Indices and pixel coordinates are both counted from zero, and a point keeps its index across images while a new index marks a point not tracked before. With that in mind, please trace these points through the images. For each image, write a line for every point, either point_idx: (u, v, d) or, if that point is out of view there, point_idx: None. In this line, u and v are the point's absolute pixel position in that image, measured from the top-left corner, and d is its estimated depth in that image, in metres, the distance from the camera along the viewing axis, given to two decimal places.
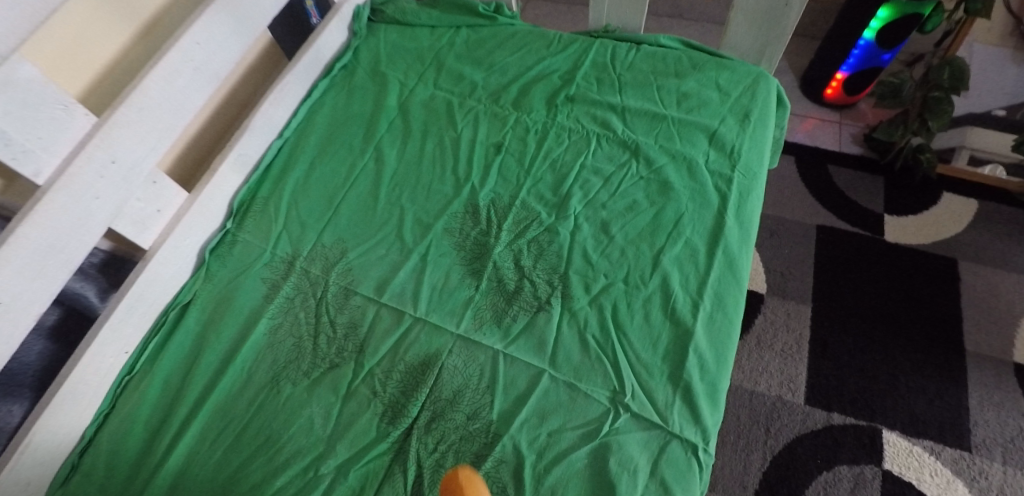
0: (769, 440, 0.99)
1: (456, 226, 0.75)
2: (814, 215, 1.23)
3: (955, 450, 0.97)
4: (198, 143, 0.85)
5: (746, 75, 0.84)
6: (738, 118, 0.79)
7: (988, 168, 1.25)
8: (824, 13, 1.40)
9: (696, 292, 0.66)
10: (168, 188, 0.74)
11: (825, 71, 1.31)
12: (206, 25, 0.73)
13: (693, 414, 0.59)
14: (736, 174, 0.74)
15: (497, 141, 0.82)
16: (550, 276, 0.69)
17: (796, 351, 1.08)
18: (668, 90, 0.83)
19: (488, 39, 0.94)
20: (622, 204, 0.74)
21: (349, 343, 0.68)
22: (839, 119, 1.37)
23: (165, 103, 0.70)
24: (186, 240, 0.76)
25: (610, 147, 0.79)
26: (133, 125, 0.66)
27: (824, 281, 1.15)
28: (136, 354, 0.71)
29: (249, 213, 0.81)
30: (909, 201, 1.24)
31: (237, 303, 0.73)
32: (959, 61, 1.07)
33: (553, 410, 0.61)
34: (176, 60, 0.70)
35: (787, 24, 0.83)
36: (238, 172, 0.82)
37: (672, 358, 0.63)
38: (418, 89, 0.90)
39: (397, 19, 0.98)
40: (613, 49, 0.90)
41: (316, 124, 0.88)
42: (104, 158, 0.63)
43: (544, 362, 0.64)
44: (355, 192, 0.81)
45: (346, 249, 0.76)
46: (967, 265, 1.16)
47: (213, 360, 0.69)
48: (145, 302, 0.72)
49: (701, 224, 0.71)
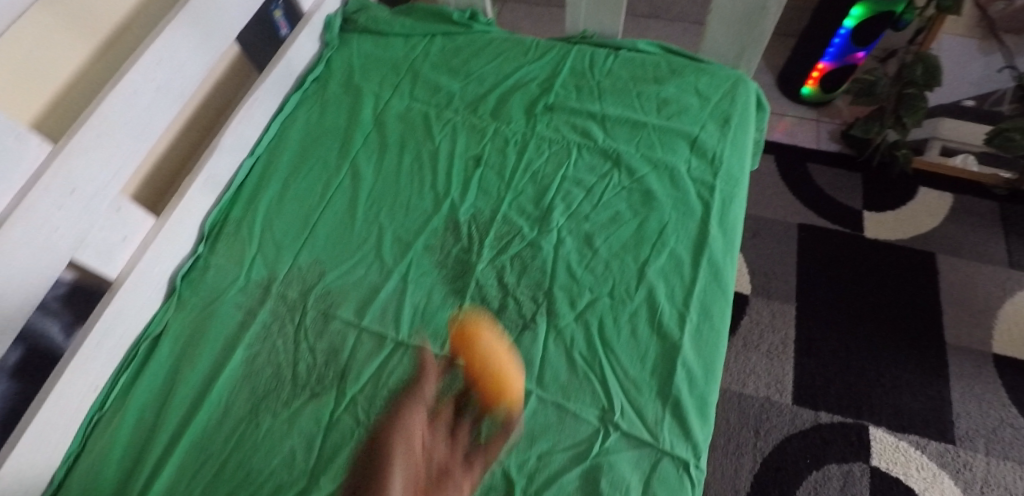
0: (759, 442, 1.00)
1: (437, 243, 0.73)
2: (795, 214, 1.24)
3: (940, 444, 0.99)
4: (164, 164, 0.81)
5: (725, 80, 0.83)
6: (719, 123, 0.79)
7: (960, 158, 1.26)
8: (799, 11, 1.41)
9: (682, 304, 0.65)
10: (133, 215, 0.71)
11: (801, 70, 1.31)
12: (170, 42, 0.69)
13: (684, 430, 0.58)
14: (718, 181, 0.73)
15: (476, 154, 0.80)
16: (535, 292, 0.68)
17: (782, 351, 1.08)
18: (647, 96, 0.82)
19: (464, 48, 0.92)
20: (605, 215, 0.72)
21: (330, 370, 0.66)
22: (816, 117, 1.38)
23: (127, 127, 0.66)
24: (155, 268, 0.73)
25: (591, 157, 0.78)
26: (92, 151, 0.62)
27: (807, 280, 1.16)
28: (107, 390, 0.68)
29: (222, 235, 0.78)
30: (887, 197, 1.25)
31: (211, 332, 0.70)
32: (931, 58, 1.08)
33: (542, 432, 0.60)
34: (137, 80, 0.66)
35: (764, 26, 0.83)
36: (208, 193, 0.79)
37: (660, 373, 0.62)
38: (394, 101, 0.88)
39: (370, 28, 0.96)
40: (591, 55, 0.88)
41: (288, 140, 0.86)
42: (63, 188, 0.59)
43: (531, 383, 0.62)
44: (332, 210, 0.78)
45: (325, 271, 0.74)
46: (945, 258, 1.17)
47: (187, 392, 0.66)
48: (114, 335, 0.69)
49: (685, 234, 0.70)
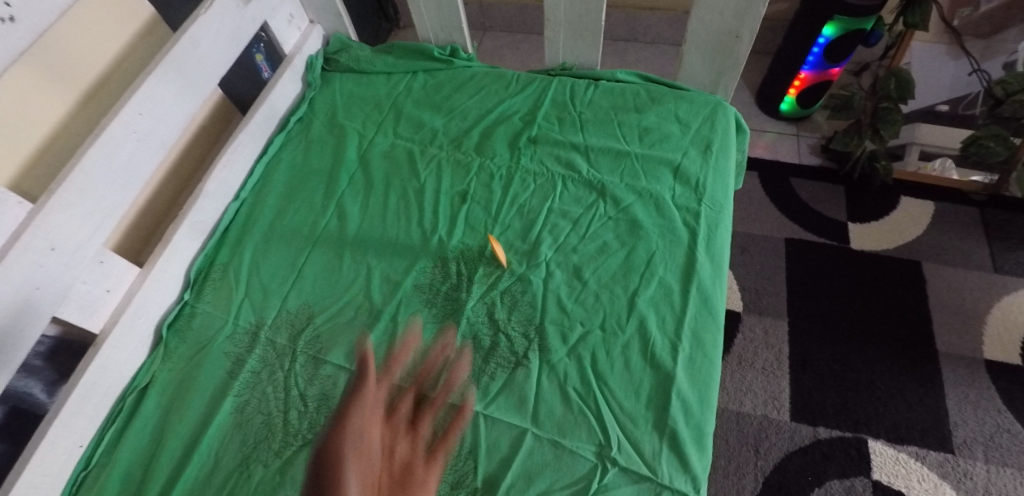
0: (760, 461, 0.99)
1: (426, 281, 0.73)
2: (781, 229, 1.25)
3: (939, 454, 0.98)
4: (148, 212, 0.81)
5: (704, 105, 0.84)
6: (700, 149, 0.80)
7: (938, 161, 1.28)
8: (773, 30, 1.44)
9: (674, 333, 0.65)
10: (117, 266, 0.70)
11: (779, 87, 1.34)
12: (150, 93, 0.69)
13: (681, 462, 0.58)
14: (703, 207, 0.74)
15: (462, 190, 0.80)
16: (526, 327, 0.68)
17: (777, 367, 1.08)
18: (629, 125, 0.83)
19: (446, 83, 0.93)
20: (593, 246, 0.73)
21: (322, 417, 0.65)
22: (796, 132, 1.40)
23: (109, 179, 0.66)
24: (140, 318, 0.72)
25: (577, 188, 0.78)
26: (73, 207, 0.61)
27: (797, 295, 1.16)
28: (92, 446, 0.66)
29: (208, 282, 0.77)
30: (870, 207, 1.27)
31: (199, 383, 0.69)
32: (904, 72, 1.10)
33: (539, 472, 0.59)
34: (118, 133, 0.66)
35: (740, 52, 0.84)
36: (193, 239, 0.78)
37: (656, 404, 0.61)
38: (378, 139, 0.88)
39: (351, 67, 0.97)
40: (571, 86, 0.90)
41: (273, 182, 0.86)
42: (43, 246, 0.58)
43: (526, 421, 0.62)
44: (319, 252, 0.78)
45: (313, 314, 0.73)
46: (931, 267, 1.18)
47: (177, 445, 0.65)
48: (99, 390, 0.67)
49: (673, 262, 0.70)
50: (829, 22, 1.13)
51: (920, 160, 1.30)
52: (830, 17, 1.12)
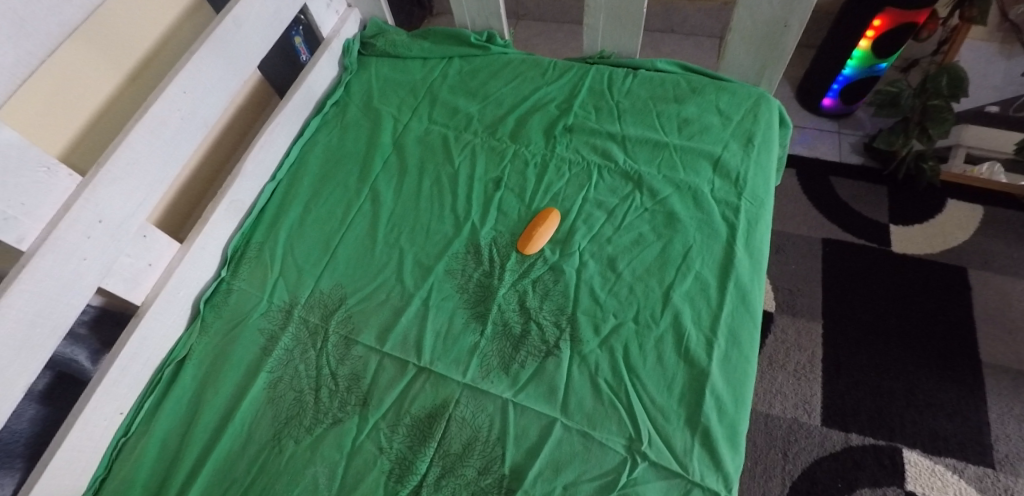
0: (787, 465, 0.97)
1: (458, 267, 0.73)
2: (819, 228, 1.22)
3: (978, 467, 0.95)
4: (187, 192, 0.83)
5: (747, 97, 0.82)
6: (742, 142, 0.77)
7: (986, 165, 1.22)
8: (818, 23, 1.39)
9: (709, 329, 0.64)
10: (159, 241, 0.71)
11: (821, 82, 1.30)
12: (193, 72, 0.70)
13: (714, 460, 0.57)
14: (743, 201, 0.72)
15: (496, 177, 0.80)
16: (558, 317, 0.67)
17: (809, 370, 1.06)
18: (668, 116, 0.81)
19: (482, 69, 0.93)
20: (628, 238, 0.71)
21: (353, 396, 0.66)
22: (838, 129, 1.36)
23: (154, 156, 0.67)
24: (179, 293, 0.73)
25: (612, 179, 0.77)
26: (119, 182, 0.63)
27: (833, 297, 1.13)
28: (132, 414, 0.68)
29: (244, 259, 0.78)
30: (914, 210, 1.22)
31: (234, 358, 0.70)
32: (958, 68, 1.06)
33: (567, 462, 0.59)
34: (163, 111, 0.67)
35: (787, 43, 0.81)
36: (231, 216, 0.79)
37: (688, 400, 0.60)
38: (413, 124, 0.88)
39: (387, 51, 0.96)
40: (609, 75, 0.88)
41: (309, 164, 0.86)
42: (91, 218, 0.60)
43: (555, 410, 0.61)
44: (352, 234, 0.79)
45: (346, 295, 0.73)
46: (977, 273, 1.13)
47: (211, 418, 0.67)
48: (140, 360, 0.69)
49: (710, 257, 0.68)
50: (879, 14, 1.09)
51: (966, 163, 1.23)
52: (882, 9, 1.07)
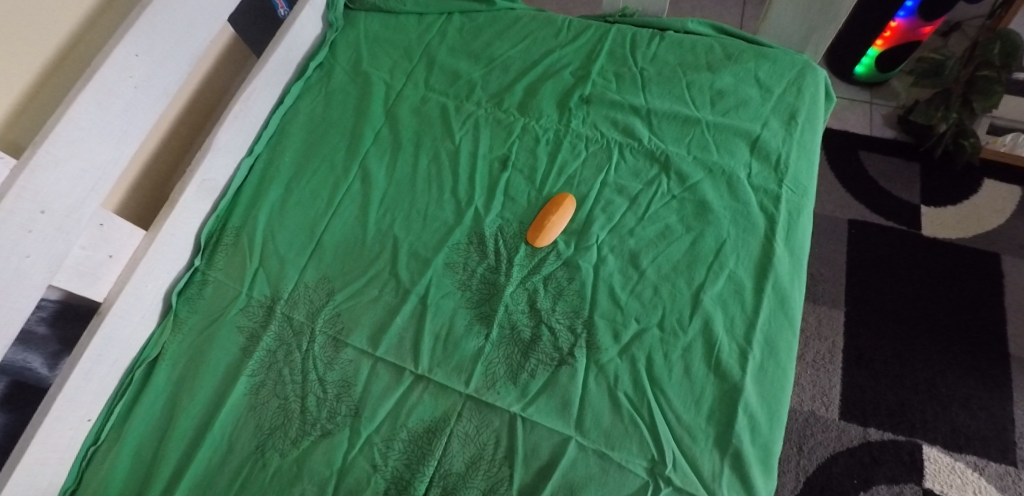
0: (803, 459, 0.92)
1: (460, 259, 0.65)
2: (844, 208, 1.14)
3: (1000, 465, 0.91)
4: (152, 168, 0.73)
5: (791, 67, 0.72)
6: (783, 119, 0.68)
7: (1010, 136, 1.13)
8: None
9: (744, 338, 0.56)
10: (119, 229, 0.62)
11: (854, 47, 1.19)
12: (145, 31, 0.59)
13: (746, 487, 0.51)
14: (784, 189, 0.63)
15: (502, 155, 0.71)
16: (573, 321, 0.59)
17: (830, 361, 1.00)
18: (699, 86, 0.72)
19: (486, 28, 0.82)
20: (653, 230, 0.63)
21: (343, 406, 0.59)
22: (869, 98, 1.25)
23: (104, 130, 0.57)
24: (148, 285, 0.65)
25: (635, 160, 0.68)
26: (65, 163, 0.53)
27: (857, 283, 1.06)
28: (101, 420, 0.61)
29: (219, 246, 0.70)
30: (946, 189, 1.14)
31: (211, 359, 0.63)
32: (1011, 34, 0.97)
33: (583, 486, 0.52)
34: (111, 77, 0.57)
35: (841, 6, 0.70)
36: (204, 197, 0.70)
37: (718, 419, 0.53)
38: (407, 91, 0.78)
39: (379, 5, 0.85)
40: (632, 36, 0.77)
41: (292, 137, 0.77)
42: (32, 207, 0.50)
43: (569, 427, 0.55)
44: (339, 219, 0.70)
45: (333, 290, 0.65)
46: (1010, 260, 1.06)
47: (187, 427, 0.60)
48: (107, 362, 0.62)
49: (746, 254, 0.60)
50: None
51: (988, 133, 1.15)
52: None
